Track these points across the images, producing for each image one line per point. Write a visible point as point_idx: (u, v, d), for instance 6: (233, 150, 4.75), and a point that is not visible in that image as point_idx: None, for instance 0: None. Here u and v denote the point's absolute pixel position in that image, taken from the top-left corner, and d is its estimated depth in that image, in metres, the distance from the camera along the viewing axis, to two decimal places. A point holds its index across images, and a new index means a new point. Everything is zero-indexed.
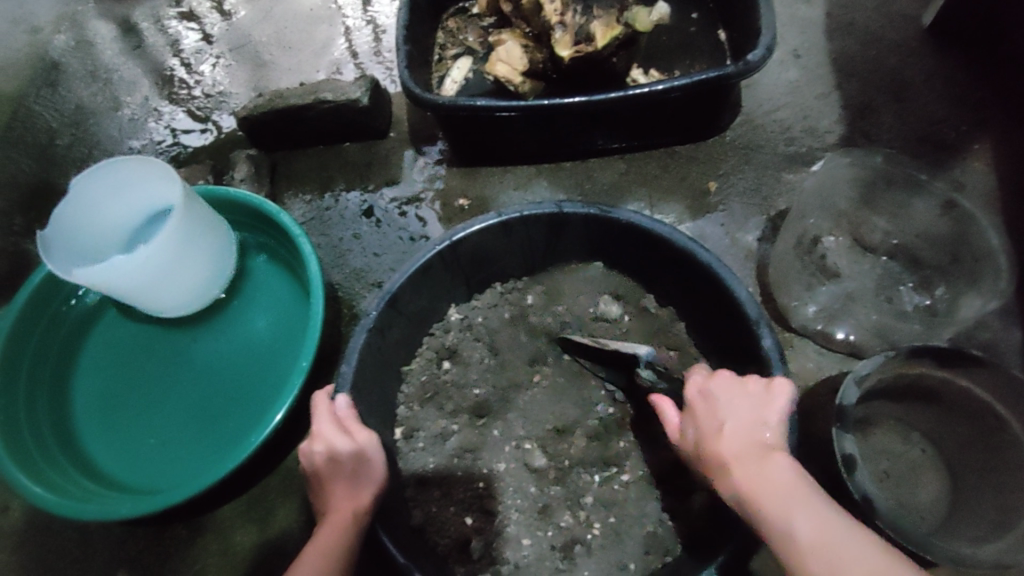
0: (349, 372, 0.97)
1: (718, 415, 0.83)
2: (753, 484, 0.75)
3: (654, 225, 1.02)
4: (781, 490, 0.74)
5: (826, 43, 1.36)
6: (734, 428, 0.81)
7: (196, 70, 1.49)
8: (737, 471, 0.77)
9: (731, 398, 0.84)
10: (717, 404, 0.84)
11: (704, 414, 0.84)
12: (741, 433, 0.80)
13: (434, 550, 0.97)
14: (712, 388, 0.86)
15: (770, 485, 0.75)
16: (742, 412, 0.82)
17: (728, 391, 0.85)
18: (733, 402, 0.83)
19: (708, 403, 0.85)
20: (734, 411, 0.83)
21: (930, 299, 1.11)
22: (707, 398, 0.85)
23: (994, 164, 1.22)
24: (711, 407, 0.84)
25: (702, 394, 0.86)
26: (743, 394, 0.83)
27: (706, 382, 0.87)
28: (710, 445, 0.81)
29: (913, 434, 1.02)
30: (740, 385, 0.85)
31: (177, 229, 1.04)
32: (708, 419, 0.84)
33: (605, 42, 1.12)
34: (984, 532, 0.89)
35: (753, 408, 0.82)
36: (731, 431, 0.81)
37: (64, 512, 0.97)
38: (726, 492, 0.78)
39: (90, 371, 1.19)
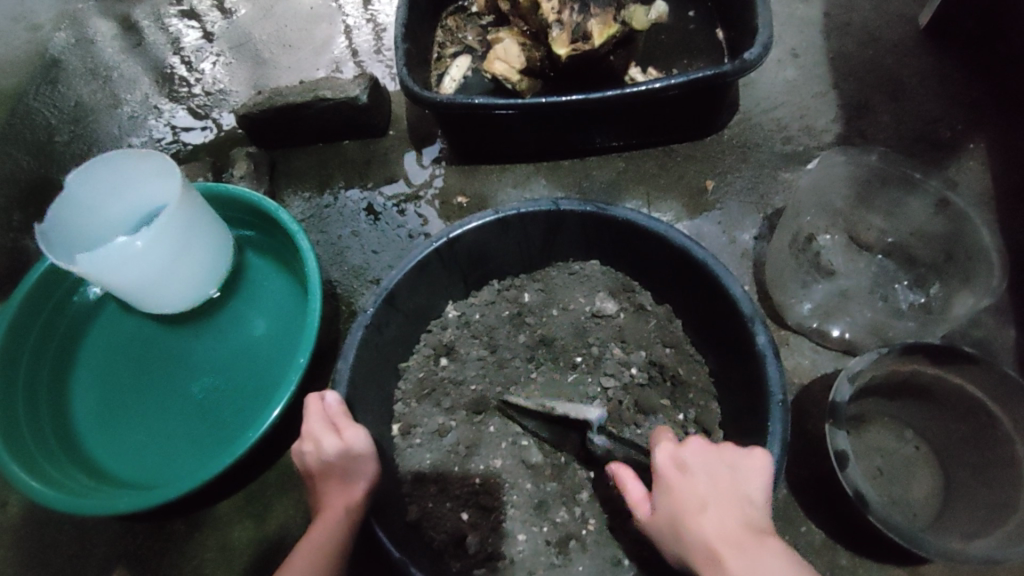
0: (346, 368, 0.98)
1: (700, 491, 0.75)
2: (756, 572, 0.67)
3: (650, 223, 1.03)
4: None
5: (824, 43, 1.36)
6: (721, 506, 0.73)
7: (196, 68, 1.49)
8: (734, 559, 0.68)
9: (710, 471, 0.77)
10: (697, 477, 0.76)
11: (682, 489, 0.75)
12: (730, 514, 0.73)
13: (430, 545, 0.98)
14: (689, 458, 0.78)
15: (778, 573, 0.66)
16: (726, 487, 0.75)
17: (705, 462, 0.78)
18: (714, 474, 0.77)
19: (685, 477, 0.76)
20: (717, 486, 0.75)
21: (925, 297, 1.12)
22: (681, 472, 0.77)
23: (989, 163, 1.23)
24: (691, 481, 0.76)
25: (677, 466, 0.78)
26: (721, 465, 0.78)
27: (680, 452, 0.79)
28: (695, 528, 0.72)
29: (907, 432, 1.02)
30: (716, 457, 0.79)
31: (176, 221, 1.05)
32: (689, 494, 0.75)
33: (602, 40, 1.13)
34: (974, 529, 0.90)
35: (734, 483, 0.76)
36: (719, 510, 0.73)
37: (61, 507, 0.98)
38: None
39: (88, 367, 1.20)
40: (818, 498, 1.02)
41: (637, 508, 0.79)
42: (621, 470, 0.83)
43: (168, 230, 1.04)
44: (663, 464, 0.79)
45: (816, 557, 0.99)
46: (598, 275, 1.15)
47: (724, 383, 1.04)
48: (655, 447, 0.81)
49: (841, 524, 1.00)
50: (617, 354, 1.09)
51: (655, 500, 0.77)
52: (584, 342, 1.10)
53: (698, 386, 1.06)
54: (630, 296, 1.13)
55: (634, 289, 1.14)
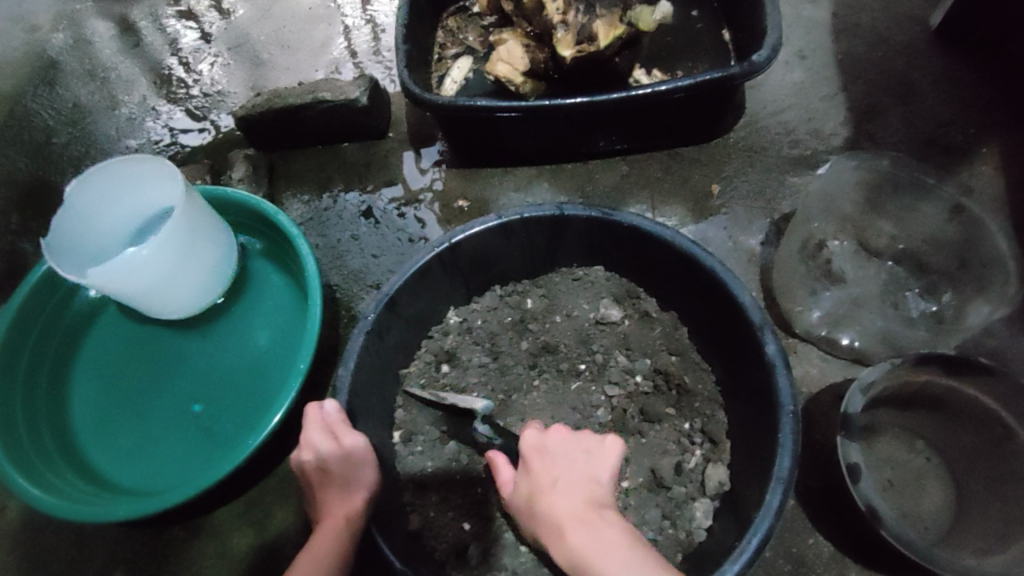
0: (346, 375, 0.96)
1: (553, 470, 0.76)
2: (590, 544, 0.67)
3: (657, 228, 1.01)
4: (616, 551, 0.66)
5: (832, 44, 1.34)
6: (571, 485, 0.73)
7: (194, 69, 1.47)
8: (572, 532, 0.68)
9: (568, 453, 0.78)
10: (553, 458, 0.77)
11: (537, 469, 0.77)
12: (576, 492, 0.73)
13: (431, 556, 0.96)
14: (550, 444, 0.79)
15: (612, 541, 0.67)
16: (578, 468, 0.76)
17: (564, 447, 0.78)
18: (570, 456, 0.77)
19: (542, 456, 0.78)
20: (572, 465, 0.76)
21: (937, 305, 1.10)
22: (541, 456, 0.78)
23: (1003, 167, 1.20)
24: (547, 461, 0.77)
25: (536, 446, 0.79)
26: (576, 450, 0.78)
27: (540, 433, 0.81)
28: (540, 501, 0.73)
29: (918, 443, 0.99)
30: (576, 441, 0.79)
31: (181, 226, 1.03)
32: (541, 477, 0.75)
33: (608, 41, 1.11)
34: (990, 543, 0.88)
35: (587, 467, 0.76)
36: (565, 487, 0.73)
37: (61, 514, 0.96)
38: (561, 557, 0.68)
39: (88, 371, 1.18)
40: (827, 508, 0.99)
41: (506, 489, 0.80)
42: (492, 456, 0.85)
43: (174, 233, 1.02)
44: (526, 446, 0.80)
45: (826, 570, 0.96)
46: (602, 281, 1.12)
47: (731, 392, 1.01)
48: (523, 434, 0.83)
49: (851, 536, 0.97)
50: (622, 362, 1.06)
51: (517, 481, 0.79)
52: (588, 349, 1.08)
53: (704, 395, 1.03)
54: (634, 303, 1.11)
55: (639, 296, 1.11)
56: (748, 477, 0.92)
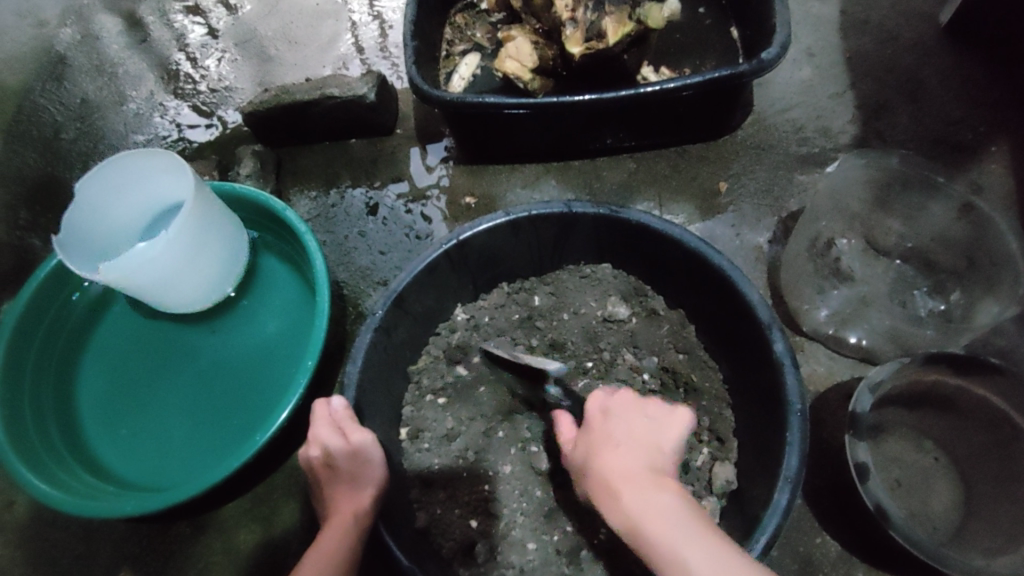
0: (355, 372, 0.96)
1: (612, 432, 0.79)
2: (643, 505, 0.69)
3: (664, 226, 1.00)
4: (670, 515, 0.68)
5: (840, 42, 1.34)
6: (629, 448, 0.76)
7: (201, 65, 1.48)
8: (623, 492, 0.71)
9: (628, 419, 0.80)
10: (613, 422, 0.80)
11: (597, 431, 0.80)
12: (634, 455, 0.75)
13: (438, 553, 0.96)
14: (615, 408, 0.82)
15: (665, 508, 0.69)
16: (638, 434, 0.78)
17: (627, 414, 0.81)
18: (629, 423, 0.80)
19: (602, 419, 0.81)
20: (631, 431, 0.79)
21: (945, 304, 1.10)
22: (606, 416, 0.82)
23: (1012, 166, 1.20)
24: (606, 424, 0.80)
25: (599, 410, 0.83)
26: (639, 418, 0.80)
27: (603, 398, 0.84)
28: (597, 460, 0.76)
29: (926, 442, 0.99)
30: (638, 409, 0.82)
31: (193, 221, 1.03)
32: (603, 435, 0.79)
33: (616, 39, 1.11)
34: (998, 544, 0.88)
35: (650, 435, 0.78)
36: (623, 449, 0.76)
37: (70, 509, 0.96)
38: (613, 515, 0.71)
39: (96, 366, 1.18)
40: (834, 507, 0.99)
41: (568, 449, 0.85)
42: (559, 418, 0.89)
43: (186, 228, 1.02)
44: (590, 410, 0.84)
45: (833, 569, 0.97)
46: (609, 279, 1.12)
47: (739, 391, 1.01)
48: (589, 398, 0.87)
49: (858, 536, 0.97)
50: (629, 360, 1.06)
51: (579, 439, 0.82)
52: (595, 347, 1.08)
53: (711, 394, 1.04)
54: (641, 301, 1.11)
55: (647, 294, 1.11)
56: (756, 476, 0.92)
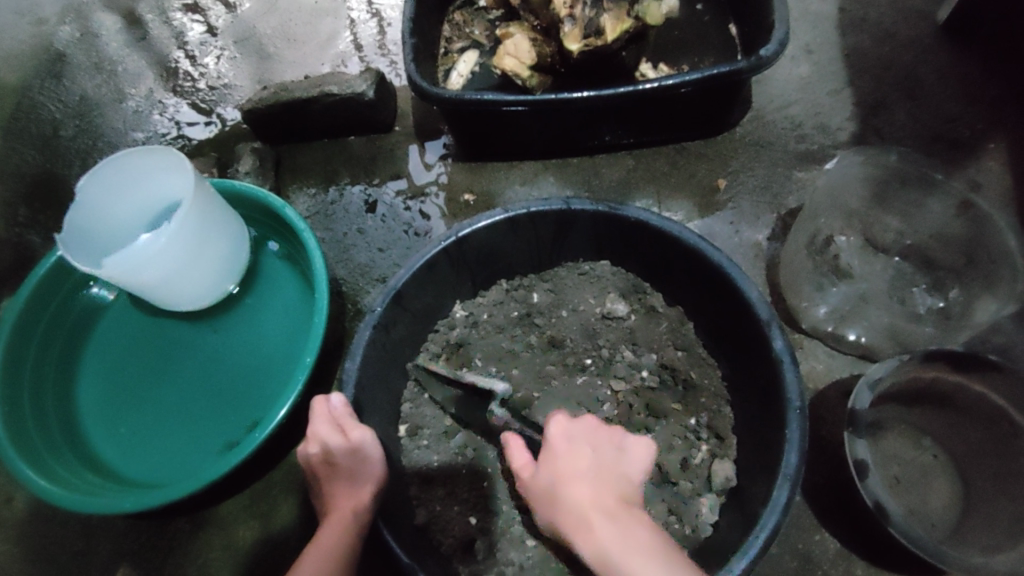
0: (354, 369, 0.96)
1: (580, 462, 0.78)
2: (620, 540, 0.70)
3: (663, 223, 1.00)
4: (649, 549, 0.69)
5: (839, 39, 1.33)
6: (600, 480, 0.76)
7: (200, 62, 1.48)
8: (600, 527, 0.71)
9: (596, 447, 0.79)
10: (582, 449, 0.79)
11: (562, 460, 0.78)
12: (607, 487, 0.75)
13: (437, 550, 0.96)
14: (577, 436, 0.81)
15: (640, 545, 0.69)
16: (607, 463, 0.78)
17: (591, 442, 0.80)
18: (598, 451, 0.79)
19: (568, 447, 0.79)
20: (600, 460, 0.78)
21: (943, 301, 1.10)
22: (568, 445, 0.80)
23: (1011, 163, 1.20)
24: (573, 451, 0.79)
25: (562, 437, 0.81)
26: (603, 447, 0.80)
27: (567, 424, 0.82)
28: (565, 492, 0.75)
29: (925, 439, 0.99)
30: (604, 436, 0.81)
31: (194, 217, 1.03)
32: (568, 465, 0.77)
33: (615, 35, 1.11)
34: (997, 541, 0.88)
35: (616, 464, 0.78)
36: (594, 482, 0.75)
37: (70, 505, 0.97)
38: (587, 548, 0.70)
39: (95, 363, 1.18)
40: (834, 504, 0.99)
41: (524, 476, 0.80)
42: (509, 441, 0.83)
43: (186, 225, 1.02)
44: (552, 435, 0.81)
45: (832, 565, 0.97)
46: (608, 276, 1.12)
47: (738, 387, 1.01)
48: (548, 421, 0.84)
49: (857, 532, 0.97)
50: (628, 357, 1.06)
51: (539, 466, 0.80)
52: (594, 344, 1.08)
53: (709, 390, 1.04)
54: (640, 298, 1.11)
55: (646, 291, 1.11)
56: (755, 473, 0.92)
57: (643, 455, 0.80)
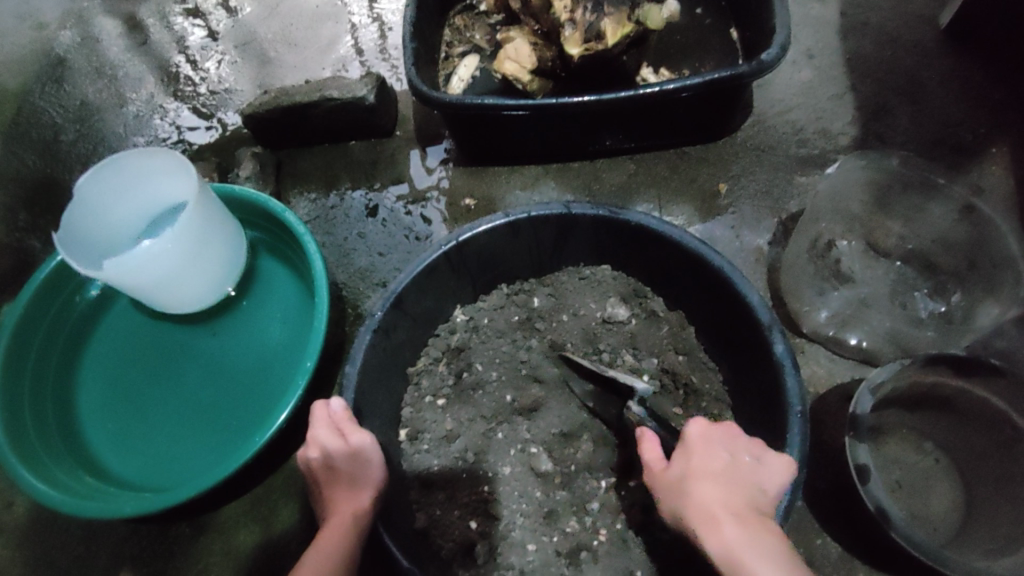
0: (353, 373, 0.96)
1: (714, 468, 0.77)
2: (749, 548, 0.69)
3: (664, 228, 1.00)
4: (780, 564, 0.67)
5: (840, 43, 1.34)
6: (736, 486, 0.75)
7: (201, 67, 1.48)
8: (730, 531, 0.70)
9: (736, 454, 0.78)
10: (720, 453, 0.78)
11: (697, 462, 0.78)
12: (741, 495, 0.74)
13: (437, 554, 0.97)
14: (715, 440, 0.79)
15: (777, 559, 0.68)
16: (744, 470, 0.77)
17: (728, 446, 0.79)
18: (736, 458, 0.78)
19: (706, 450, 0.78)
20: (738, 467, 0.77)
21: (945, 306, 1.09)
22: (706, 448, 0.79)
23: (1012, 168, 1.20)
24: (710, 454, 0.78)
25: (701, 439, 0.80)
26: (737, 453, 0.78)
27: (708, 427, 0.81)
28: (697, 492, 0.75)
29: (926, 443, 0.99)
30: (742, 442, 0.80)
31: (196, 219, 1.03)
32: (703, 469, 0.77)
33: (615, 40, 1.12)
34: (999, 545, 0.88)
35: (753, 474, 0.77)
36: (729, 493, 0.74)
37: (69, 509, 0.96)
38: (717, 549, 0.70)
39: (94, 367, 1.18)
40: (835, 508, 0.99)
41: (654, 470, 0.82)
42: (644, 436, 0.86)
43: (188, 226, 1.02)
44: (690, 435, 0.81)
45: (834, 570, 0.96)
46: (609, 280, 1.12)
47: (738, 392, 1.01)
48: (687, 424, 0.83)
49: (858, 537, 0.97)
50: (628, 361, 1.06)
51: (674, 462, 0.80)
52: (594, 348, 1.08)
53: (710, 395, 1.03)
54: (641, 302, 1.11)
55: (646, 295, 1.11)
56: None
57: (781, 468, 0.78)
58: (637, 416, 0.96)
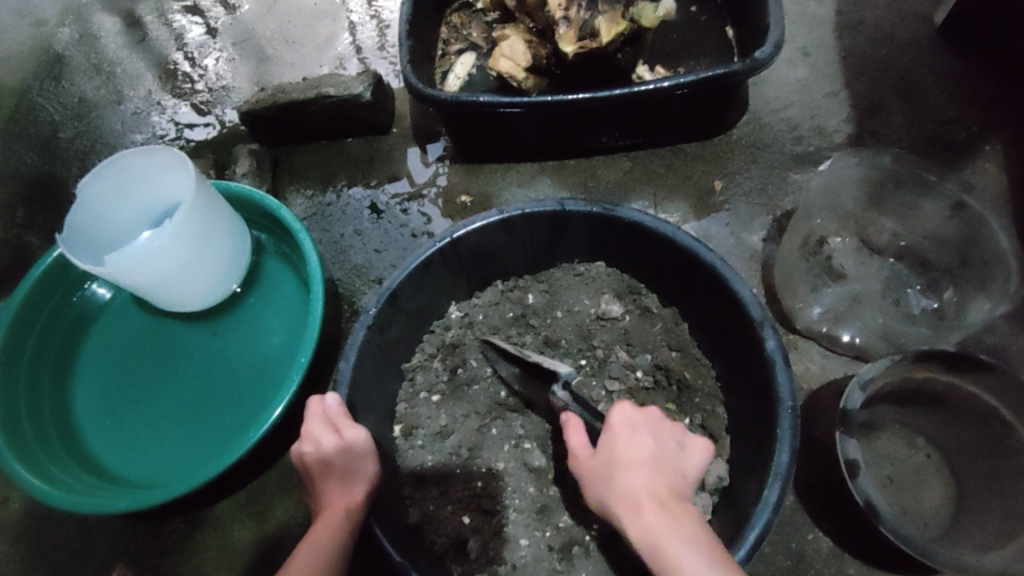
0: (348, 368, 0.97)
1: (641, 454, 0.75)
2: (674, 535, 0.67)
3: (657, 224, 1.01)
4: (699, 545, 0.67)
5: (835, 41, 1.34)
6: (659, 470, 0.74)
7: (199, 64, 1.48)
8: (652, 514, 0.69)
9: (658, 438, 0.77)
10: (644, 437, 0.77)
11: (623, 448, 0.76)
12: (664, 478, 0.73)
13: (431, 549, 0.97)
14: (639, 425, 0.78)
15: (698, 541, 0.67)
16: (666, 454, 0.76)
17: (653, 432, 0.78)
18: (660, 444, 0.77)
19: (630, 436, 0.77)
20: (660, 450, 0.76)
21: (938, 302, 1.10)
22: (630, 434, 0.77)
23: (1005, 165, 1.20)
24: (635, 438, 0.77)
25: (624, 422, 0.78)
26: (660, 439, 0.78)
27: (629, 410, 0.80)
28: (619, 477, 0.74)
29: (918, 439, 1.00)
30: (666, 429, 0.79)
31: (197, 215, 1.04)
32: (628, 455, 0.75)
33: (610, 38, 1.12)
34: (989, 540, 0.88)
35: (677, 459, 0.76)
36: (654, 478, 0.73)
37: (63, 505, 0.97)
38: (638, 534, 0.69)
39: (91, 365, 1.19)
40: (827, 504, 1.00)
41: (578, 457, 0.80)
42: (569, 422, 0.84)
43: (188, 222, 1.02)
44: (614, 420, 0.79)
45: (825, 565, 0.97)
46: (604, 276, 1.13)
47: (731, 388, 1.02)
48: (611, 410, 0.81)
49: (851, 533, 0.98)
50: (622, 357, 1.06)
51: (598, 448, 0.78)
52: (588, 345, 1.08)
53: (704, 391, 1.04)
54: (635, 299, 1.11)
55: (640, 292, 1.12)
56: (746, 472, 0.92)
57: (702, 452, 0.79)
58: (561, 399, 0.94)
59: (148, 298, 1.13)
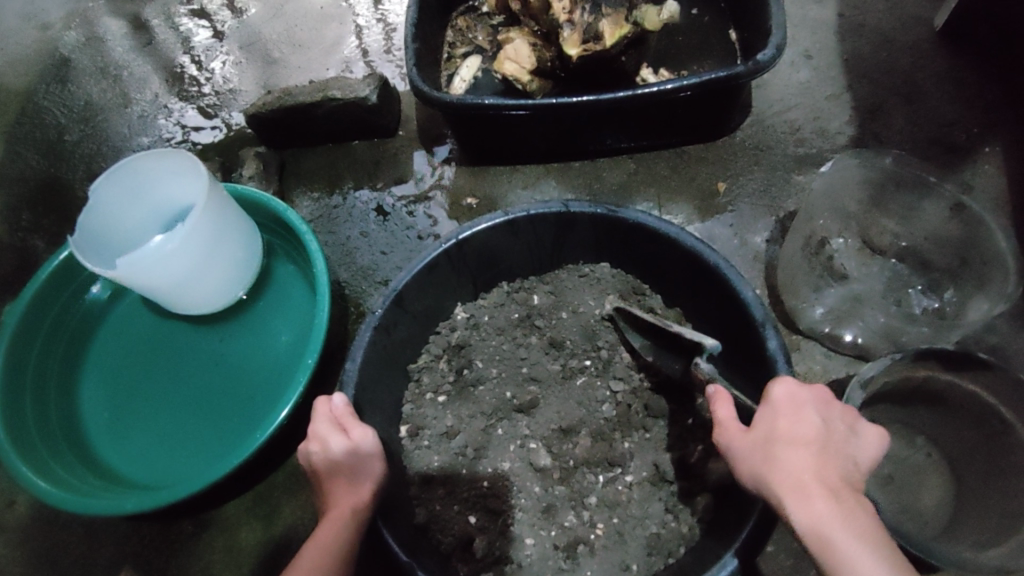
0: (354, 369, 0.98)
1: (806, 435, 0.73)
2: (842, 524, 0.66)
3: (661, 225, 1.02)
4: (867, 541, 0.65)
5: (837, 44, 1.35)
6: (826, 455, 0.72)
7: (206, 67, 1.49)
8: (820, 501, 0.68)
9: (828, 420, 0.75)
10: (809, 418, 0.74)
11: (787, 428, 0.74)
12: (833, 465, 0.71)
13: (437, 549, 0.97)
14: (805, 404, 0.76)
15: (869, 533, 0.66)
16: (836, 437, 0.74)
17: (820, 413, 0.75)
18: (829, 426, 0.74)
19: (794, 415, 0.75)
20: (827, 430, 0.74)
21: (939, 302, 1.11)
22: (795, 415, 0.75)
23: (1004, 166, 1.22)
24: (799, 418, 0.75)
25: (788, 401, 0.76)
26: (829, 420, 0.75)
27: (794, 387, 0.77)
28: (781, 459, 0.72)
29: (918, 438, 1.01)
30: (836, 412, 0.76)
31: (210, 216, 1.05)
32: (792, 436, 0.73)
33: (614, 41, 1.13)
34: (987, 537, 0.90)
35: (847, 444, 0.74)
36: (820, 461, 0.71)
37: (70, 508, 0.98)
38: (803, 520, 0.67)
39: (97, 367, 1.20)
40: None
41: (728, 429, 0.78)
42: (719, 396, 0.82)
43: (201, 223, 1.03)
44: (777, 396, 0.77)
45: None
46: (608, 277, 1.13)
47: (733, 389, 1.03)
48: (769, 386, 0.79)
49: None
50: (626, 358, 1.08)
51: (754, 424, 0.77)
52: (593, 345, 1.09)
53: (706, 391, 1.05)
54: (639, 299, 1.12)
55: (645, 293, 1.12)
56: None
57: (873, 440, 0.76)
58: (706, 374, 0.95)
59: (160, 302, 1.14)
